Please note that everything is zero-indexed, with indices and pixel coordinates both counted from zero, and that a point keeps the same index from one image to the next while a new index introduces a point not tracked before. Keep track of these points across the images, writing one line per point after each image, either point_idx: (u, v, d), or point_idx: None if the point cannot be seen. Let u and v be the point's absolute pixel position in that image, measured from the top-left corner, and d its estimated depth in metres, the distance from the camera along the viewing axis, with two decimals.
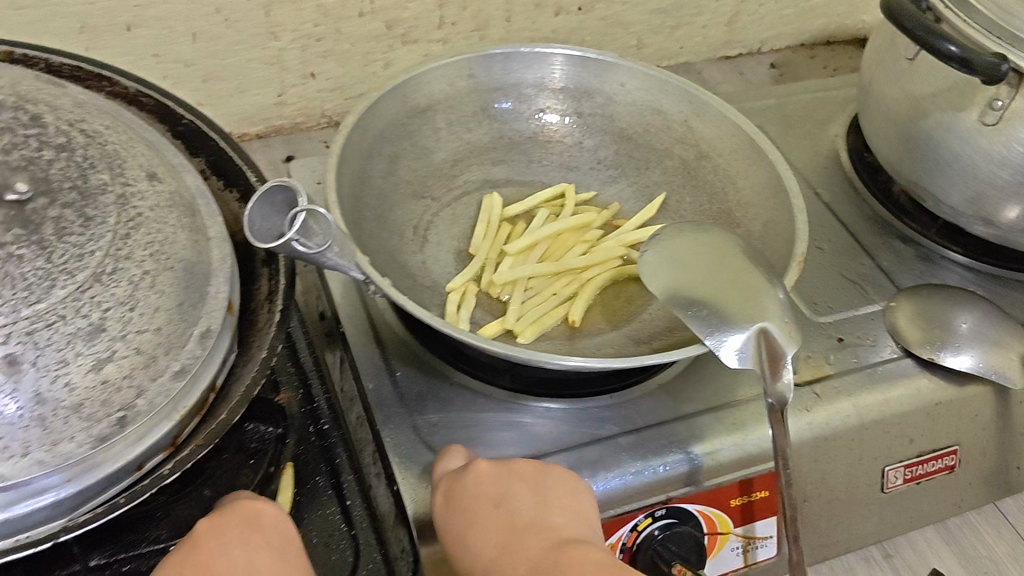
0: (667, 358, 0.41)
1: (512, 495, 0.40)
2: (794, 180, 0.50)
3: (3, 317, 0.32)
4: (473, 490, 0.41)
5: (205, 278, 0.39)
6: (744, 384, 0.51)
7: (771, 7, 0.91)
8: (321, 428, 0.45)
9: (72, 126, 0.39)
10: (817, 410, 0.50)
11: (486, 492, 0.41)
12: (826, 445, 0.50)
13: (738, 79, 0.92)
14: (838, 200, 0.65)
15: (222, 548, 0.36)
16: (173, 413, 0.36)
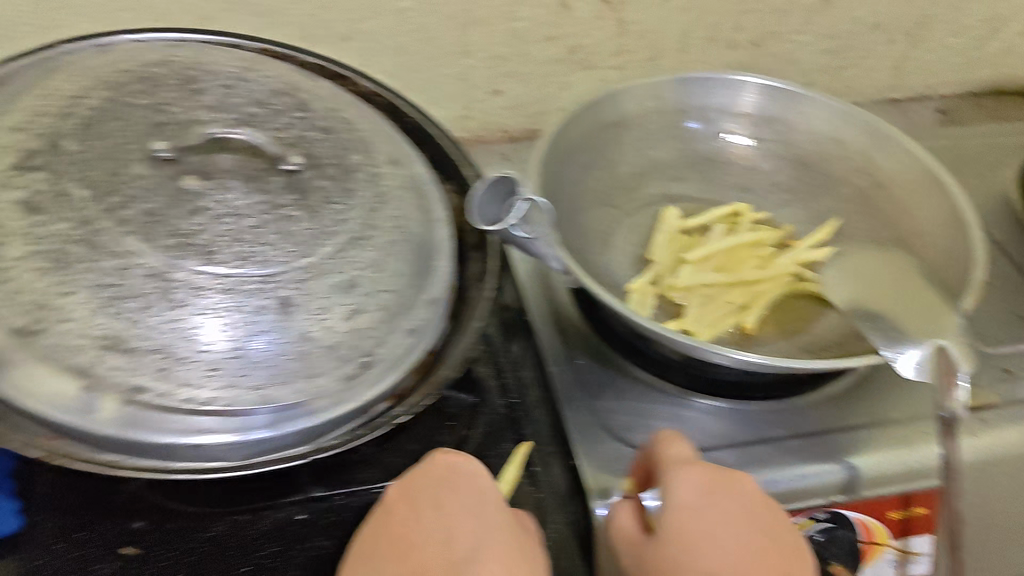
0: (841, 364, 0.44)
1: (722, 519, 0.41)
2: (974, 212, 0.51)
3: (280, 266, 0.38)
4: (707, 501, 0.42)
5: (433, 254, 0.44)
6: (909, 404, 0.52)
7: (942, 53, 0.92)
8: (511, 402, 0.49)
9: (330, 113, 0.45)
10: (984, 434, 0.51)
11: (699, 509, 0.41)
12: (991, 470, 0.51)
13: (904, 122, 0.93)
14: (1008, 240, 0.66)
15: (411, 520, 0.40)
16: (401, 366, 0.40)
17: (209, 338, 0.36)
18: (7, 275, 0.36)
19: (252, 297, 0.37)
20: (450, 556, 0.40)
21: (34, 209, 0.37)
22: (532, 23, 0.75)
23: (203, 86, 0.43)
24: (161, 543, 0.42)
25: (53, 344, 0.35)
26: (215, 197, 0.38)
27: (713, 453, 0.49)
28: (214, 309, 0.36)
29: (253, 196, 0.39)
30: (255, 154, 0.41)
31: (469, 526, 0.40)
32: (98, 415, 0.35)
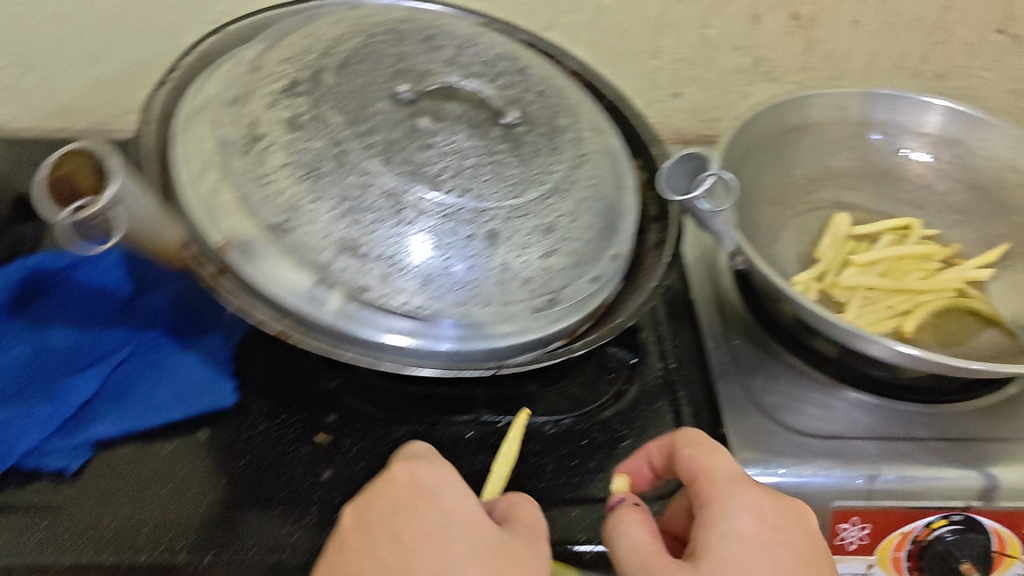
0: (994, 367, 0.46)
1: (776, 546, 0.36)
2: None
3: (493, 202, 0.43)
4: (760, 534, 0.36)
5: (621, 217, 0.48)
6: None
7: None
8: (668, 367, 0.54)
9: (544, 81, 0.50)
10: None
11: (758, 540, 0.36)
12: None
13: None
14: None
15: (369, 550, 0.36)
16: (580, 309, 0.45)
17: (426, 256, 0.42)
18: (271, 180, 0.42)
19: (466, 225, 0.42)
20: None
21: (294, 128, 0.43)
22: (723, 31, 0.78)
23: (440, 44, 0.49)
24: (352, 436, 0.48)
25: (297, 244, 0.41)
26: (443, 137, 0.44)
27: (857, 443, 0.50)
28: (433, 231, 0.42)
29: (475, 139, 0.44)
30: (480, 105, 0.46)
31: (430, 555, 0.35)
32: (327, 309, 0.41)
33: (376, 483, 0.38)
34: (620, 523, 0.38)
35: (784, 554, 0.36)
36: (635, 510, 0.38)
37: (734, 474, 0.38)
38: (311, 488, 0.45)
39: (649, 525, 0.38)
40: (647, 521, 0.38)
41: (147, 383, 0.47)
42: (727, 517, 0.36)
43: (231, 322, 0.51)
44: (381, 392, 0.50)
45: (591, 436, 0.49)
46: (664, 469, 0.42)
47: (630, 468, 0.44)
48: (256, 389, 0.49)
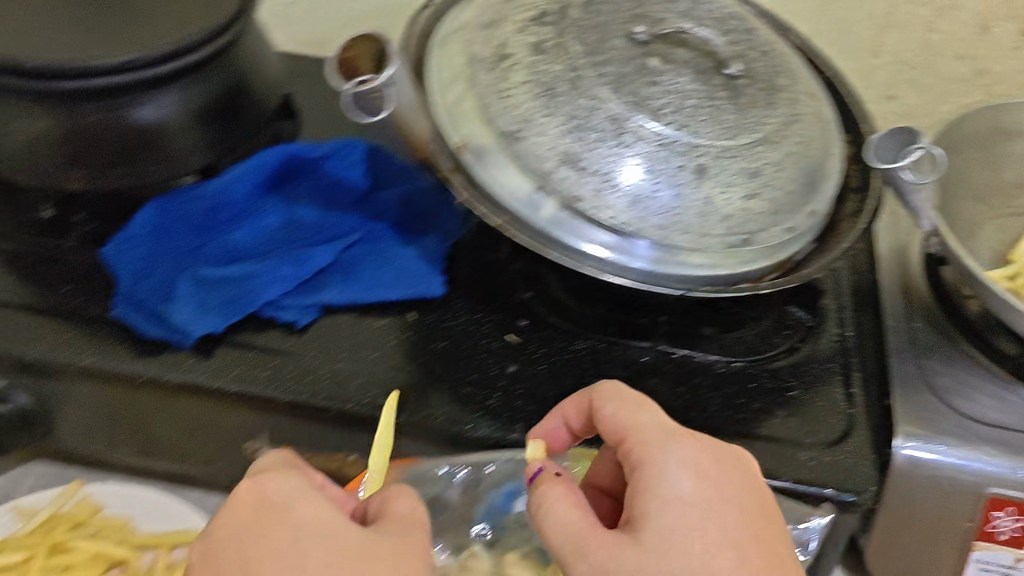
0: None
1: (716, 498, 0.36)
2: None
3: (706, 140, 0.47)
4: (698, 497, 0.36)
5: (822, 180, 0.51)
6: None
7: None
8: (843, 335, 0.56)
9: (768, 46, 0.53)
10: None
11: (695, 496, 0.36)
12: None
13: None
14: None
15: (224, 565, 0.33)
16: (771, 256, 0.48)
17: (638, 178, 0.45)
18: (511, 94, 0.47)
19: (679, 157, 0.46)
20: None
21: (540, 52, 0.48)
22: (948, 36, 0.75)
23: None
24: (538, 341, 0.51)
25: (523, 151, 0.46)
26: (669, 77, 0.48)
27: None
28: (648, 157, 0.46)
29: (698, 83, 0.48)
30: (707, 56, 0.50)
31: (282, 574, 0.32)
32: (539, 213, 0.45)
33: (239, 492, 0.35)
34: (546, 494, 0.38)
35: (725, 506, 0.36)
36: (556, 485, 0.38)
37: (665, 430, 0.38)
38: (497, 376, 0.49)
39: (577, 491, 0.38)
40: (563, 489, 0.38)
41: (371, 264, 0.53)
42: (660, 478, 0.36)
43: (450, 227, 0.56)
44: (569, 310, 0.53)
45: (760, 380, 0.52)
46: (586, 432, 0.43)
47: (548, 435, 0.44)
48: (460, 289, 0.54)
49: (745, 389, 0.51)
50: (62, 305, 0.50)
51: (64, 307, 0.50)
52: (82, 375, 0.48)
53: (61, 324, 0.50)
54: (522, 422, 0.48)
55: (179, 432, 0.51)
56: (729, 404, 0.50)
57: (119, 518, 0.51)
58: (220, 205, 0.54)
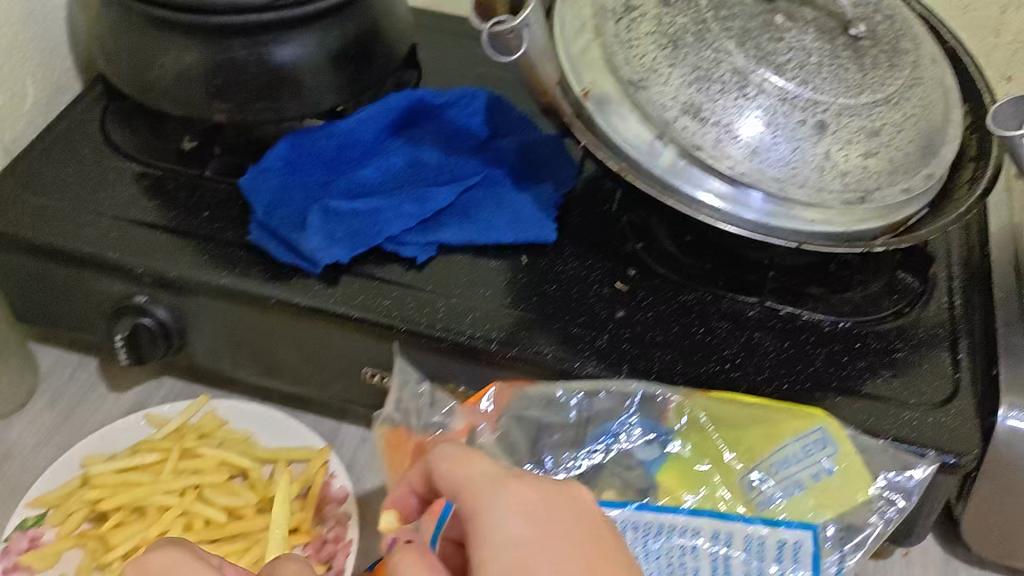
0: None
1: (547, 542, 0.33)
2: None
3: (828, 97, 0.47)
4: (528, 535, 0.33)
5: (942, 144, 0.51)
6: None
7: None
8: (954, 303, 0.55)
9: (894, 11, 0.53)
10: None
11: (528, 536, 0.33)
12: None
13: None
14: None
15: None
16: (885, 216, 0.48)
17: (756, 131, 0.46)
18: (637, 44, 0.49)
19: (800, 112, 0.47)
20: None
21: (667, 5, 0.50)
22: None
23: None
24: (648, 289, 0.53)
25: (647, 99, 0.47)
26: (794, 34, 0.48)
27: None
28: (768, 111, 0.46)
29: (822, 42, 0.48)
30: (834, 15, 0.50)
31: None
32: (660, 160, 0.47)
33: None
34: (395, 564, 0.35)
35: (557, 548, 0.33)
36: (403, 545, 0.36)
37: (492, 474, 0.36)
38: (606, 320, 0.51)
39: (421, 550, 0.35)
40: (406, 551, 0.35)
41: (488, 207, 0.55)
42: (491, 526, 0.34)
43: (564, 177, 0.58)
44: (677, 261, 0.55)
45: (866, 341, 0.52)
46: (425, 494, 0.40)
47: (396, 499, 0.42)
48: (571, 236, 0.56)
49: (850, 348, 0.51)
50: (201, 229, 0.54)
51: (203, 231, 0.54)
52: (217, 294, 0.52)
53: (200, 247, 0.53)
54: (627, 364, 0.49)
55: (298, 357, 0.54)
56: (834, 360, 0.50)
57: (242, 432, 0.55)
58: (349, 144, 0.57)
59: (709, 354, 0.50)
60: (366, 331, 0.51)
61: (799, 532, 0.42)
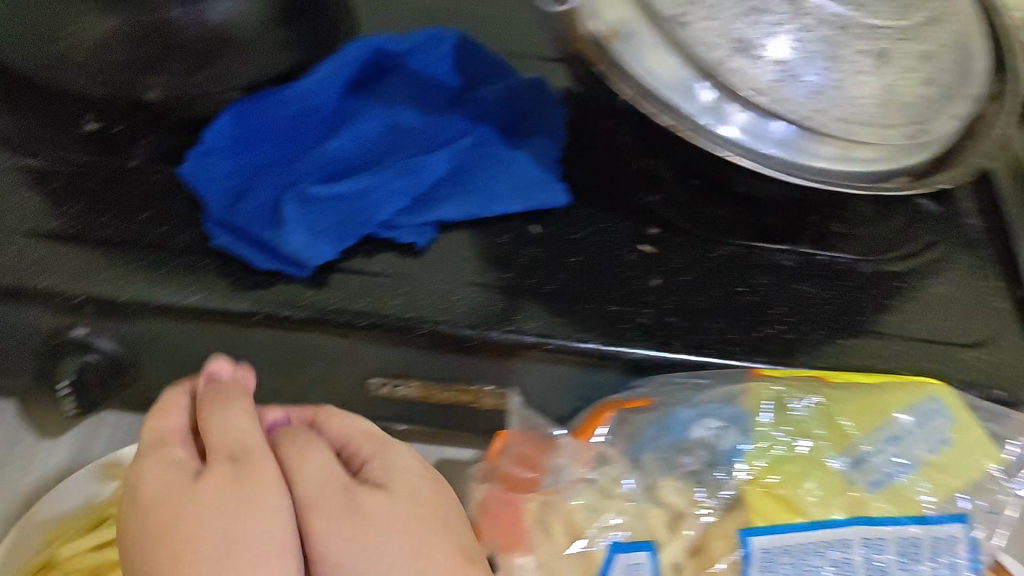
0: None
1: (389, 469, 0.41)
2: None
3: (881, 22, 0.43)
4: (404, 467, 0.41)
5: (971, 51, 0.47)
6: None
7: None
8: (972, 222, 0.53)
9: None
10: None
11: (408, 469, 0.41)
12: None
13: None
14: None
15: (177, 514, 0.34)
16: (936, 146, 0.44)
17: (789, 55, 0.42)
18: None
19: (857, 39, 0.43)
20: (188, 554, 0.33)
21: None
22: None
23: None
24: (676, 249, 0.48)
25: (690, 37, 0.41)
26: None
27: None
28: (802, 37, 0.42)
29: None
30: None
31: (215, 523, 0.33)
32: (702, 106, 0.41)
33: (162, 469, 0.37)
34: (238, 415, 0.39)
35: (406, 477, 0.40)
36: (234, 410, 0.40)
37: (373, 434, 0.42)
38: (643, 291, 0.46)
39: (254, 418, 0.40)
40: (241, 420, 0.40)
41: (483, 172, 0.48)
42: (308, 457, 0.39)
43: (553, 125, 0.51)
44: (696, 211, 0.50)
45: (906, 278, 0.49)
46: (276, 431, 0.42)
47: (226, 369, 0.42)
48: (580, 195, 0.50)
49: (891, 290, 0.48)
50: (147, 234, 0.44)
51: (150, 236, 0.44)
52: (187, 316, 0.42)
53: (153, 258, 0.43)
54: (679, 340, 0.44)
55: (282, 374, 0.46)
56: (882, 304, 0.47)
57: None
58: (306, 112, 0.48)
59: (760, 316, 0.45)
60: (380, 339, 0.43)
61: (954, 525, 0.41)
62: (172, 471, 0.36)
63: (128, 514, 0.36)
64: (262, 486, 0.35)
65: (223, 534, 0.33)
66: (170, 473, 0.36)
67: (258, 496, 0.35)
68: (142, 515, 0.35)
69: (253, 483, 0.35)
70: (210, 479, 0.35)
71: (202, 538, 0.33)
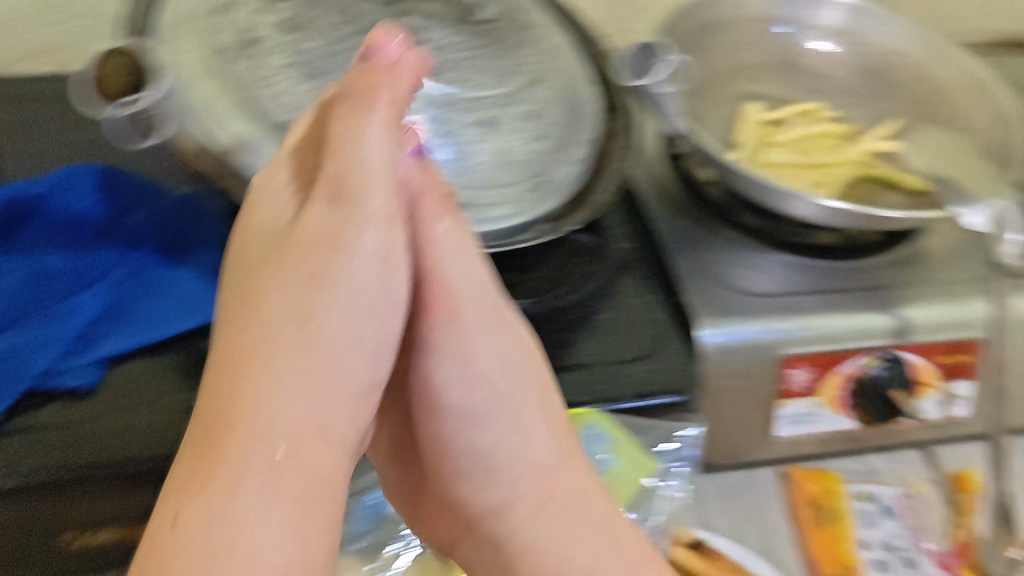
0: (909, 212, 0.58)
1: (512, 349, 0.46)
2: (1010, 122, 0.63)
3: (483, 90, 0.51)
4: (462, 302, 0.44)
5: (572, 100, 0.54)
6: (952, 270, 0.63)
7: None
8: (622, 250, 0.63)
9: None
10: None
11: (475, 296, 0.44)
12: None
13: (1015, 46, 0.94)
14: None
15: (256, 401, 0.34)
16: (558, 192, 0.48)
17: None
18: (273, 81, 0.49)
19: (460, 113, 0.49)
20: (261, 437, 0.33)
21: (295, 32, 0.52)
22: None
23: None
24: None
25: None
26: (438, 41, 0.54)
27: (796, 298, 0.59)
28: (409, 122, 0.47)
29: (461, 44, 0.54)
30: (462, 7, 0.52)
31: (268, 419, 0.33)
32: None
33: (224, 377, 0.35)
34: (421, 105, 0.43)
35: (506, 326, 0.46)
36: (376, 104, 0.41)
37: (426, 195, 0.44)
38: None
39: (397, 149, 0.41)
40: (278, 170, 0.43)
41: (144, 303, 0.49)
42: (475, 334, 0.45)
43: (210, 243, 0.53)
44: None
45: (575, 312, 0.58)
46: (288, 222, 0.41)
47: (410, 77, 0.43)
48: None
49: (561, 327, 0.57)
50: None
51: None
52: None
53: None
54: None
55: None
56: (561, 342, 0.56)
57: None
58: None
59: None
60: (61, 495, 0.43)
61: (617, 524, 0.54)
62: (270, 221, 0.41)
63: (213, 364, 0.36)
64: (364, 259, 0.39)
65: (276, 414, 0.34)
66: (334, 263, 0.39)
67: (249, 429, 0.33)
68: (224, 395, 0.34)
69: (348, 281, 0.39)
70: (319, 209, 0.40)
71: (255, 398, 0.34)
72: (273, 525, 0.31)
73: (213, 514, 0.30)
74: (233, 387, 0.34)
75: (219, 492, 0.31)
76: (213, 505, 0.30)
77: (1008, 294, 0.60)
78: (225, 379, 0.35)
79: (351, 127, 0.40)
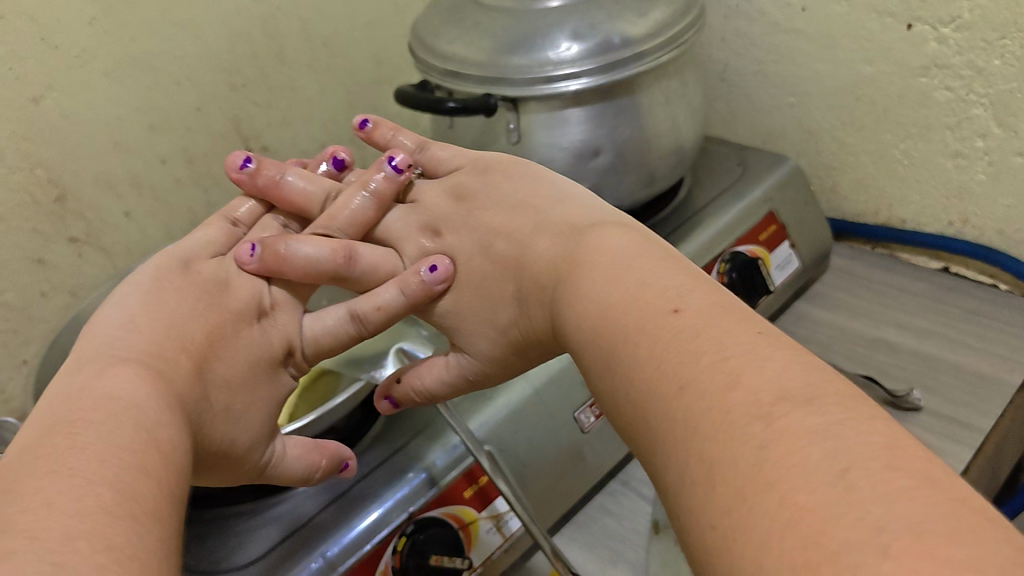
0: (342, 392, 0.61)
1: (541, 176, 0.56)
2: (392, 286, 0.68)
3: None
4: (205, 370, 0.49)
5: None
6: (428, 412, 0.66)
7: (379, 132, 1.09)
8: None
9: None
10: (499, 394, 0.65)
11: (220, 377, 0.50)
12: (515, 415, 0.64)
13: None
14: None
15: (118, 387, 0.41)
16: None
17: None
18: None
19: None
20: (141, 413, 0.40)
21: None
22: (18, 289, 0.80)
23: None
24: None
25: None
26: None
27: (306, 529, 0.58)
28: None
29: None
30: None
31: (153, 413, 0.41)
32: None
33: (119, 357, 0.44)
34: (303, 258, 0.57)
35: (559, 177, 0.56)
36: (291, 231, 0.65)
37: (308, 317, 0.60)
38: None
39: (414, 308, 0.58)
40: (199, 231, 0.60)
41: None
42: (440, 143, 0.67)
43: None
44: None
45: None
46: (171, 341, 0.48)
47: (231, 263, 0.58)
48: None
49: None
50: None
51: None
52: None
53: None
54: None
55: None
56: None
57: None
58: None
59: None
60: None
61: None
62: (179, 276, 0.54)
63: (134, 357, 0.45)
64: (207, 377, 0.49)
65: (155, 407, 0.41)
66: (243, 331, 0.54)
67: (155, 411, 0.41)
68: (89, 394, 0.40)
69: (200, 382, 0.48)
70: (286, 378, 0.57)
71: (206, 384, 0.49)
72: (134, 429, 0.38)
73: (101, 421, 0.38)
74: (175, 397, 0.44)
75: (120, 411, 0.39)
76: (109, 460, 0.35)
77: (470, 413, 0.64)
78: (134, 388, 0.42)
79: (419, 307, 0.58)
